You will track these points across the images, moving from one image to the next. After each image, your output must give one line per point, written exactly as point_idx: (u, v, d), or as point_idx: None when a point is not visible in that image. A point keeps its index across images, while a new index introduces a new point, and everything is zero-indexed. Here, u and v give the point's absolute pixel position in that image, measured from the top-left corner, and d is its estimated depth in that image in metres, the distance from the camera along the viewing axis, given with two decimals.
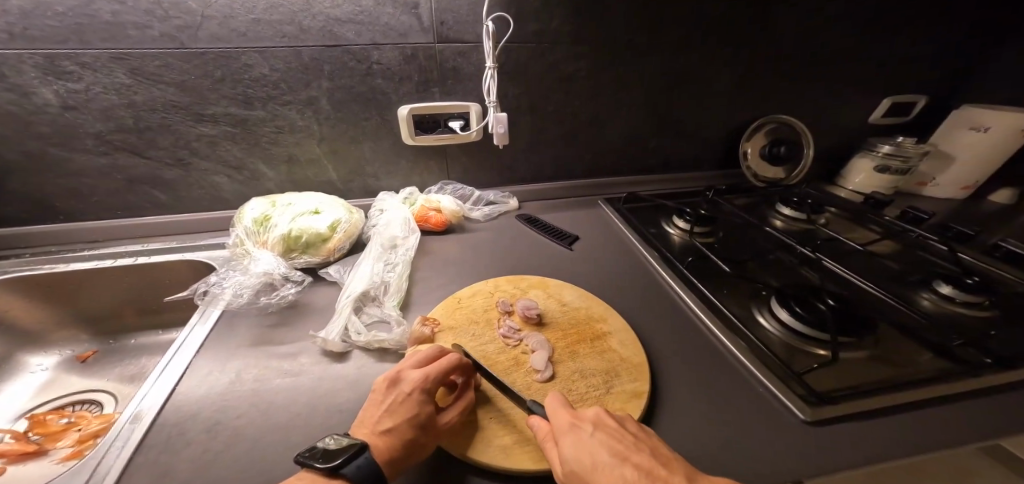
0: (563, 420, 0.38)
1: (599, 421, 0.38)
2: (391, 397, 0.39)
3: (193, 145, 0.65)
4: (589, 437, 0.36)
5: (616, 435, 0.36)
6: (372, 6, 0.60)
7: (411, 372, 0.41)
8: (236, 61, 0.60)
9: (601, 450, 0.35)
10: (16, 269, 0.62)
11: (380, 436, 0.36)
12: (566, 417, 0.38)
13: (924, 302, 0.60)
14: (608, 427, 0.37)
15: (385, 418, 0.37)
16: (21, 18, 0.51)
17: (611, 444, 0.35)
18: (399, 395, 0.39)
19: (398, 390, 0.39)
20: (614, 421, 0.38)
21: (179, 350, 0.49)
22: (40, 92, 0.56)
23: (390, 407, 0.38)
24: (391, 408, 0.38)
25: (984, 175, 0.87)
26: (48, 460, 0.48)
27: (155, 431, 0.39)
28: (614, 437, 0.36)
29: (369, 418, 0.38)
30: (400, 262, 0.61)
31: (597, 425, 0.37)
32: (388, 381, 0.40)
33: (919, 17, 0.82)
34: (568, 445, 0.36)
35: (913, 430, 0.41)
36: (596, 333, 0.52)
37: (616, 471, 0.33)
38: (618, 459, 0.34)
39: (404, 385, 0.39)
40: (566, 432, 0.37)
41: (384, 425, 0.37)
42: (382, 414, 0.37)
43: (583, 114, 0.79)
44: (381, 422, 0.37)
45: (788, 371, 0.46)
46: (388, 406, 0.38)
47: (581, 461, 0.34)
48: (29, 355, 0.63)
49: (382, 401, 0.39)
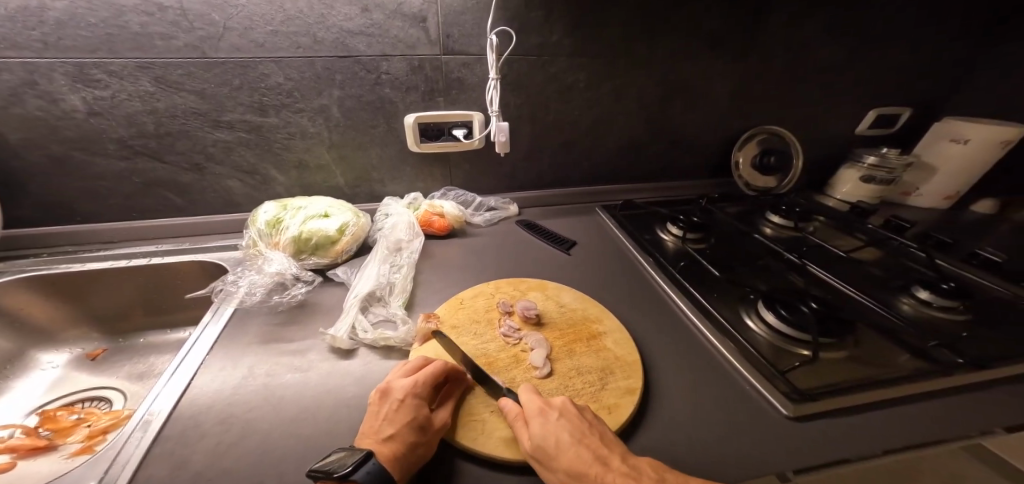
0: (533, 406, 0.41)
1: (564, 407, 0.41)
2: (387, 406, 0.40)
3: (209, 151, 0.68)
4: (553, 420, 0.39)
5: (578, 421, 0.40)
6: (383, 20, 0.63)
7: (400, 381, 0.43)
8: (254, 71, 0.63)
9: (562, 431, 0.38)
10: (33, 269, 0.64)
11: (384, 444, 0.37)
12: (536, 403, 0.42)
13: (904, 306, 0.63)
14: (571, 412, 0.41)
15: (385, 426, 0.39)
16: (56, 29, 0.54)
17: (570, 428, 0.39)
18: (393, 403, 0.41)
19: (391, 399, 0.41)
20: (576, 409, 0.41)
21: (191, 348, 0.51)
22: (68, 99, 0.59)
23: (389, 415, 0.40)
24: (389, 416, 0.39)
25: (965, 185, 0.90)
26: (58, 456, 0.49)
27: (171, 424, 0.42)
28: (576, 422, 0.39)
29: (371, 428, 0.39)
30: (405, 264, 0.64)
31: (562, 410, 0.41)
32: (380, 392, 0.42)
33: (902, 35, 0.86)
34: (535, 426, 0.39)
35: (886, 425, 0.44)
36: (592, 333, 0.54)
37: (572, 450, 0.37)
38: (574, 440, 0.37)
39: (397, 393, 0.41)
40: (537, 415, 0.40)
41: (386, 431, 0.38)
42: (382, 423, 0.39)
43: (582, 124, 0.82)
44: (382, 430, 0.38)
45: (773, 370, 0.49)
46: (387, 415, 0.40)
47: (547, 440, 0.37)
48: (41, 352, 0.64)
49: (380, 412, 0.40)
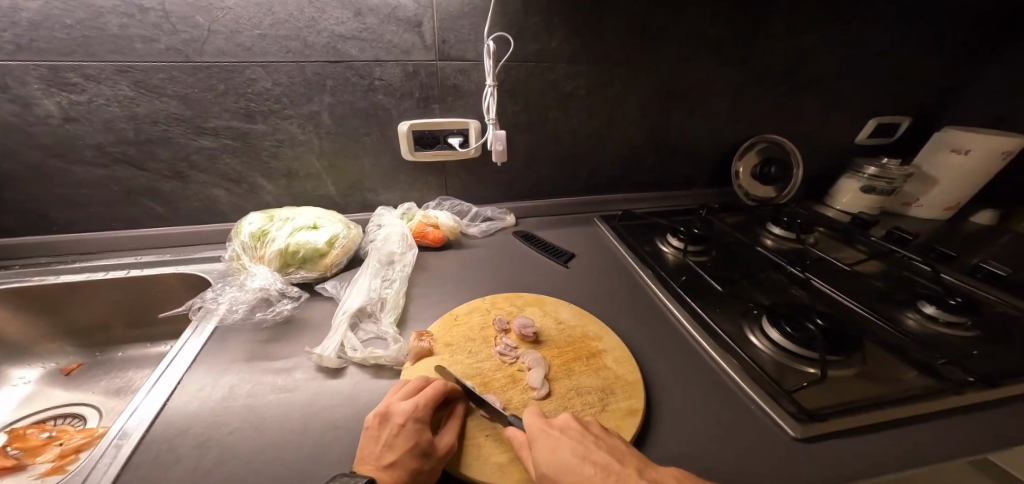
0: (534, 427, 0.39)
1: (567, 424, 0.39)
2: (386, 431, 0.38)
3: (193, 158, 0.65)
4: (556, 438, 0.38)
5: (581, 437, 0.38)
6: (376, 24, 0.61)
7: (399, 404, 0.40)
8: (240, 75, 0.60)
9: (565, 451, 0.36)
10: (6, 281, 0.61)
11: (385, 472, 0.35)
12: (538, 424, 0.39)
13: (910, 322, 0.61)
14: (574, 429, 0.39)
15: (386, 452, 0.36)
16: (29, 31, 0.52)
17: (574, 445, 0.37)
18: (393, 428, 0.38)
19: (391, 424, 0.38)
20: (580, 424, 0.40)
21: (170, 365, 0.48)
22: (43, 104, 0.56)
23: (389, 441, 0.37)
24: (389, 441, 0.37)
25: (965, 197, 0.90)
26: (26, 476, 0.46)
27: (144, 447, 0.39)
28: (580, 439, 0.38)
29: (370, 454, 0.37)
30: (398, 278, 0.61)
31: (565, 429, 0.39)
32: (379, 417, 0.39)
33: (899, 46, 0.86)
34: (539, 450, 0.37)
35: (896, 446, 0.42)
36: (592, 351, 0.52)
37: (578, 470, 0.35)
38: (579, 458, 0.35)
39: (396, 418, 0.39)
40: (538, 436, 0.38)
41: (387, 459, 0.36)
42: (382, 449, 0.37)
43: (580, 132, 0.81)
44: (383, 457, 0.36)
45: (779, 388, 0.47)
46: (387, 441, 0.37)
47: (551, 463, 0.35)
48: (13, 367, 0.61)
49: (380, 437, 0.38)
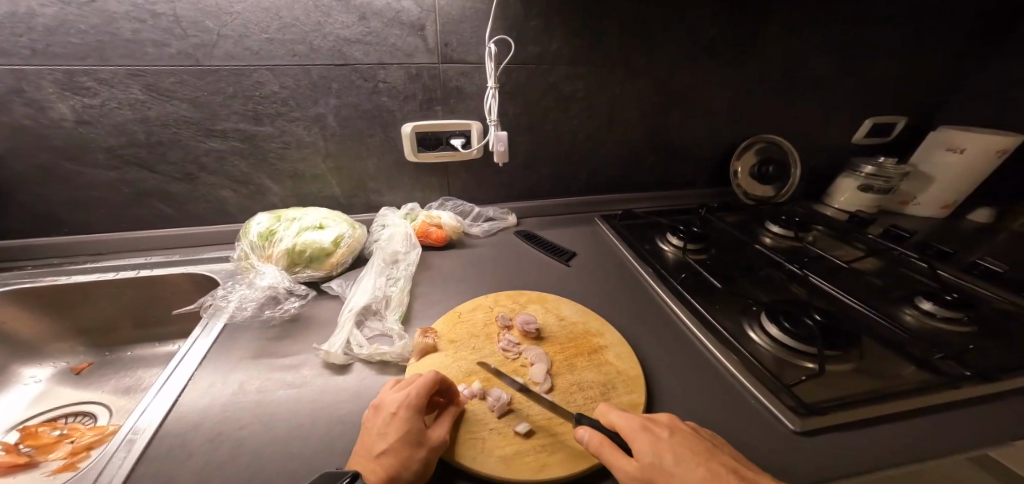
0: (636, 424, 0.39)
1: (672, 423, 0.39)
2: (380, 420, 0.39)
3: (201, 160, 0.67)
4: (667, 438, 0.37)
5: (693, 435, 0.38)
6: (380, 28, 0.63)
7: (393, 394, 0.41)
8: (248, 79, 0.62)
9: (683, 448, 0.36)
10: (18, 282, 0.62)
11: (376, 459, 0.36)
12: (637, 421, 0.39)
13: (907, 318, 0.62)
14: (682, 428, 0.39)
15: (379, 441, 0.37)
16: (45, 36, 0.53)
17: (691, 446, 0.37)
18: (386, 416, 0.39)
19: (384, 412, 0.40)
20: (685, 425, 0.40)
21: (180, 362, 0.49)
22: (57, 107, 0.58)
23: (382, 429, 0.38)
24: (382, 430, 0.38)
25: (961, 195, 0.91)
26: (39, 472, 0.47)
27: (157, 442, 0.40)
28: (691, 437, 0.38)
29: (365, 443, 0.38)
30: (402, 276, 0.62)
31: (672, 427, 0.39)
32: (375, 407, 0.40)
33: (894, 47, 0.87)
34: (646, 445, 0.37)
35: (892, 439, 0.43)
36: (593, 347, 0.53)
37: (699, 468, 0.35)
38: (700, 457, 0.36)
39: (389, 407, 0.40)
40: (644, 434, 0.38)
41: (379, 446, 0.37)
42: (375, 437, 0.38)
43: (580, 132, 0.82)
44: (376, 445, 0.37)
45: (778, 383, 0.48)
46: (380, 429, 0.38)
47: (670, 459, 0.35)
48: (24, 366, 0.62)
49: (374, 426, 0.39)
